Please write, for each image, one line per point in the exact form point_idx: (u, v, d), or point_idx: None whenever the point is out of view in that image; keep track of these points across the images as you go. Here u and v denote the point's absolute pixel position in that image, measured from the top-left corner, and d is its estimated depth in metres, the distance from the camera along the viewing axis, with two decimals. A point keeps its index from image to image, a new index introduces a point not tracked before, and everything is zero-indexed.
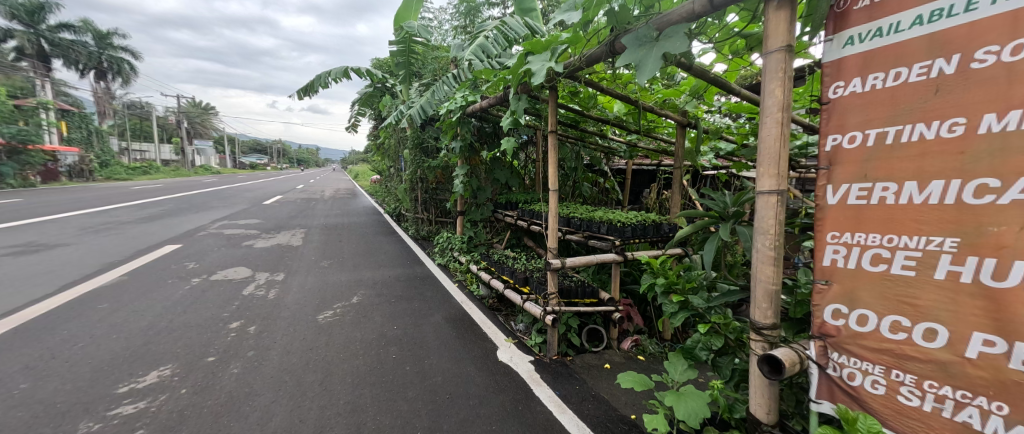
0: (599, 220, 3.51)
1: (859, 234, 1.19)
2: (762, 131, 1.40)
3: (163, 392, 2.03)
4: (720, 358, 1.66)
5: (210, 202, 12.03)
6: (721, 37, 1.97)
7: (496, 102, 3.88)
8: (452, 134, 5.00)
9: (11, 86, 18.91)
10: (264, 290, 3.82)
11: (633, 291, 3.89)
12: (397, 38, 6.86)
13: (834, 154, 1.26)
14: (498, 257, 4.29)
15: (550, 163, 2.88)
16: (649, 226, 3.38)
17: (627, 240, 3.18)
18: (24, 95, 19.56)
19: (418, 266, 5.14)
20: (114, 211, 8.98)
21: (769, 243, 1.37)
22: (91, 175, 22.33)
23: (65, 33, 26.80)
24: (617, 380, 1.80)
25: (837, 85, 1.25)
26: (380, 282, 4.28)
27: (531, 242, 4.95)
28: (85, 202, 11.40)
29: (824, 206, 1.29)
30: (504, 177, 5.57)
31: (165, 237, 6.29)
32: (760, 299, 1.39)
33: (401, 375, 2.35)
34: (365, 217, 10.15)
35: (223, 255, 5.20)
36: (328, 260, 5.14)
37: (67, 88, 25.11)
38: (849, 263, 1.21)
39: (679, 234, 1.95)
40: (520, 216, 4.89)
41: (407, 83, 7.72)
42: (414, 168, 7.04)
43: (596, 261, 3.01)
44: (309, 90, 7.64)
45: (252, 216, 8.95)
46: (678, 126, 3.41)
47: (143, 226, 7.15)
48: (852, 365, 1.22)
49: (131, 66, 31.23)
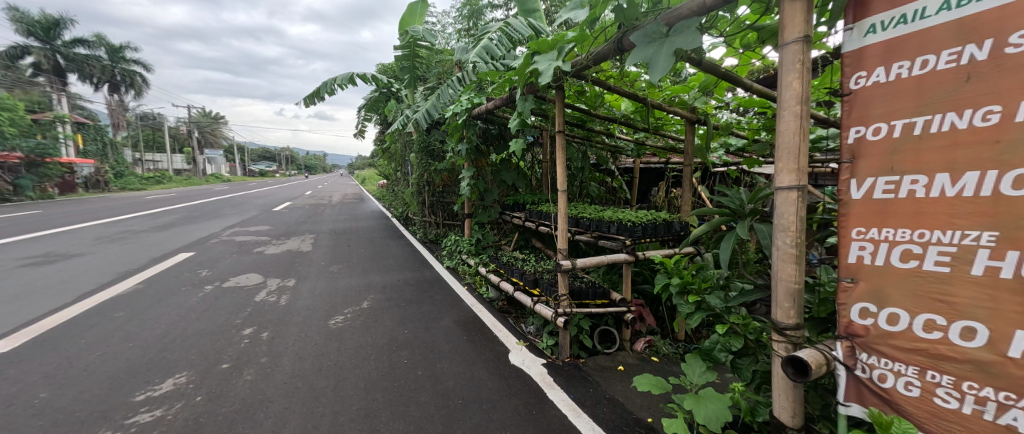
0: (609, 219, 3.47)
1: (886, 229, 1.14)
2: (780, 126, 1.35)
3: (178, 400, 2.04)
4: (740, 360, 1.61)
5: (221, 210, 12.24)
6: (732, 31, 1.93)
7: (502, 103, 3.87)
8: (458, 136, 5.00)
9: (30, 101, 19.56)
10: (275, 296, 3.85)
11: (644, 290, 3.86)
12: (401, 43, 6.91)
13: (857, 146, 1.21)
14: (506, 259, 4.26)
15: (558, 163, 2.85)
16: (660, 225, 3.32)
17: (638, 239, 3.14)
18: (43, 110, 20.22)
19: (427, 269, 5.14)
20: (129, 220, 9.19)
21: (790, 241, 1.32)
22: (107, 185, 22.89)
23: (81, 49, 27.61)
24: (633, 383, 1.74)
25: (860, 75, 1.21)
26: (390, 286, 4.28)
27: (539, 244, 4.92)
28: (100, 213, 11.68)
29: (848, 201, 1.24)
30: (511, 178, 5.57)
31: (178, 245, 6.40)
32: (782, 298, 1.34)
33: (413, 380, 2.34)
34: (373, 221, 10.24)
35: (235, 262, 5.26)
36: (338, 265, 5.18)
37: (83, 101, 25.86)
38: (877, 260, 1.16)
39: (693, 233, 1.91)
40: (528, 217, 4.87)
41: (412, 87, 7.77)
42: (420, 172, 7.07)
43: (607, 262, 2.98)
44: (316, 96, 7.73)
45: (262, 223, 9.08)
46: (687, 122, 3.37)
47: (157, 234, 7.29)
48: (883, 366, 1.17)
49: (143, 79, 32.05)
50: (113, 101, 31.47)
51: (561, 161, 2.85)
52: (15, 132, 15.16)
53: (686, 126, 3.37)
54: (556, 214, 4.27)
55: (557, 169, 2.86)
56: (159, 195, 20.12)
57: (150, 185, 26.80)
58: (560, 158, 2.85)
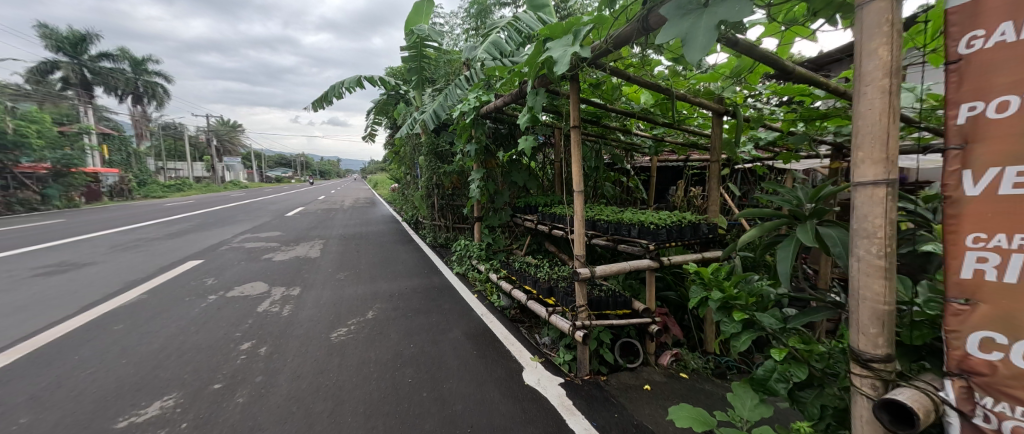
0: (629, 222, 3.20)
1: (1020, 236, 0.84)
2: (859, 106, 1.07)
3: (162, 427, 1.88)
4: (802, 393, 1.32)
5: (234, 216, 12.40)
6: (779, 1, 1.64)
7: (511, 100, 3.65)
8: (465, 137, 4.79)
9: (59, 114, 20.43)
10: (278, 307, 3.70)
11: (668, 296, 3.56)
12: (408, 43, 6.78)
13: (972, 128, 0.92)
14: (518, 265, 4.01)
15: (573, 162, 2.60)
16: (686, 227, 3.01)
17: (662, 244, 2.86)
18: (70, 122, 21.10)
19: (436, 275, 4.95)
20: (145, 228, 9.34)
21: (876, 250, 1.04)
22: (131, 194, 23.65)
23: (107, 63, 28.79)
24: (669, 415, 1.49)
25: (974, 34, 0.91)
26: (397, 294, 4.09)
27: (553, 248, 4.65)
28: (120, 221, 11.99)
29: (960, 199, 0.95)
30: (522, 179, 5.33)
31: (188, 252, 6.39)
32: (866, 323, 1.07)
33: (418, 403, 2.12)
34: (383, 226, 10.16)
35: (242, 269, 5.18)
36: (344, 272, 5.04)
37: (108, 113, 26.92)
38: (1006, 277, 0.86)
39: (739, 239, 1.63)
40: (541, 220, 4.65)
41: (420, 89, 7.65)
42: (429, 174, 6.91)
43: (629, 268, 2.71)
44: (324, 100, 7.70)
45: (273, 229, 9.08)
46: (714, 115, 3.07)
47: (169, 242, 7.33)
48: (1017, 417, 0.87)
49: (164, 90, 33.20)
50: (137, 112, 32.65)
51: (576, 160, 2.60)
52: (44, 144, 15.81)
53: (713, 119, 3.07)
54: (570, 217, 4.03)
55: (572, 169, 2.60)
56: (179, 202, 20.66)
57: (171, 193, 27.62)
58: (575, 157, 2.60)
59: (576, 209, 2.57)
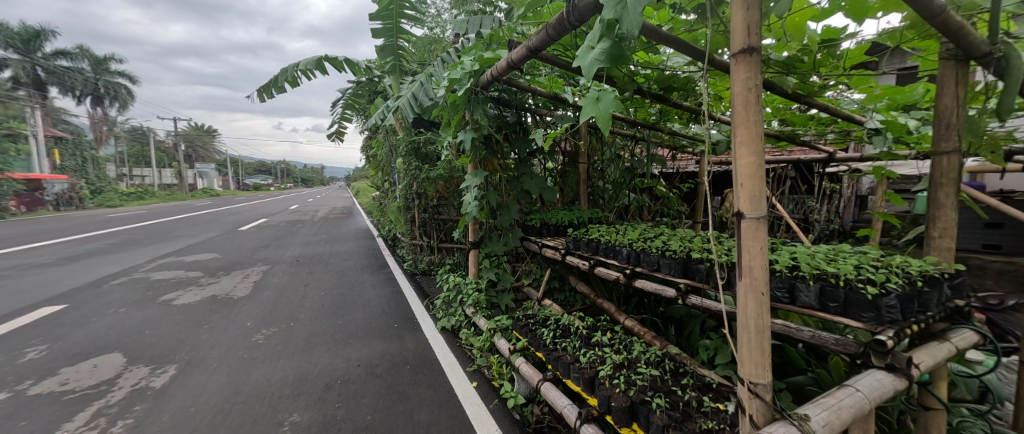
0: (790, 272, 1.60)
1: None
2: None
3: None
4: None
5: (177, 230, 10.36)
6: None
7: (535, 49, 2.06)
8: (457, 123, 3.21)
9: (7, 116, 18.14)
10: (96, 430, 1.94)
11: (810, 389, 2.01)
12: (378, 9, 5.13)
13: None
14: (546, 333, 2.35)
15: (745, 146, 0.99)
16: (929, 290, 1.40)
17: (903, 333, 1.28)
18: (18, 123, 18.84)
19: (410, 334, 3.23)
20: (46, 248, 7.34)
21: None
22: (82, 202, 21.05)
23: (64, 61, 26.27)
24: None
25: None
26: (336, 385, 2.38)
27: (589, 291, 3.15)
28: (37, 235, 9.91)
29: None
30: (537, 188, 3.71)
31: (60, 289, 4.52)
32: None
33: None
34: (353, 243, 8.37)
35: (113, 324, 3.40)
36: (269, 329, 3.29)
37: (61, 113, 24.34)
38: None
39: None
40: (571, 249, 3.09)
41: (398, 75, 6.02)
42: (407, 181, 5.35)
43: (867, 400, 1.11)
44: (272, 87, 5.97)
45: (212, 249, 7.23)
46: (963, 64, 1.52)
47: (52, 272, 5.42)
48: None
49: (129, 92, 30.88)
50: (98, 115, 30.09)
51: (752, 140, 0.98)
52: None
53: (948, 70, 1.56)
54: (633, 251, 2.46)
55: (738, 164, 1.00)
56: (135, 212, 18.29)
57: (130, 201, 24.86)
58: (747, 132, 0.98)
59: (745, 270, 1.01)
